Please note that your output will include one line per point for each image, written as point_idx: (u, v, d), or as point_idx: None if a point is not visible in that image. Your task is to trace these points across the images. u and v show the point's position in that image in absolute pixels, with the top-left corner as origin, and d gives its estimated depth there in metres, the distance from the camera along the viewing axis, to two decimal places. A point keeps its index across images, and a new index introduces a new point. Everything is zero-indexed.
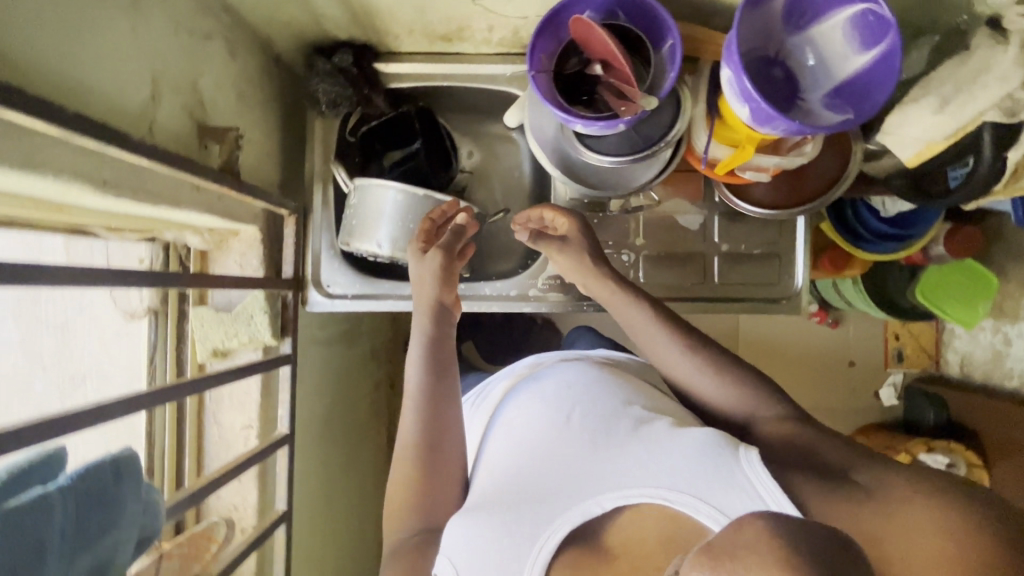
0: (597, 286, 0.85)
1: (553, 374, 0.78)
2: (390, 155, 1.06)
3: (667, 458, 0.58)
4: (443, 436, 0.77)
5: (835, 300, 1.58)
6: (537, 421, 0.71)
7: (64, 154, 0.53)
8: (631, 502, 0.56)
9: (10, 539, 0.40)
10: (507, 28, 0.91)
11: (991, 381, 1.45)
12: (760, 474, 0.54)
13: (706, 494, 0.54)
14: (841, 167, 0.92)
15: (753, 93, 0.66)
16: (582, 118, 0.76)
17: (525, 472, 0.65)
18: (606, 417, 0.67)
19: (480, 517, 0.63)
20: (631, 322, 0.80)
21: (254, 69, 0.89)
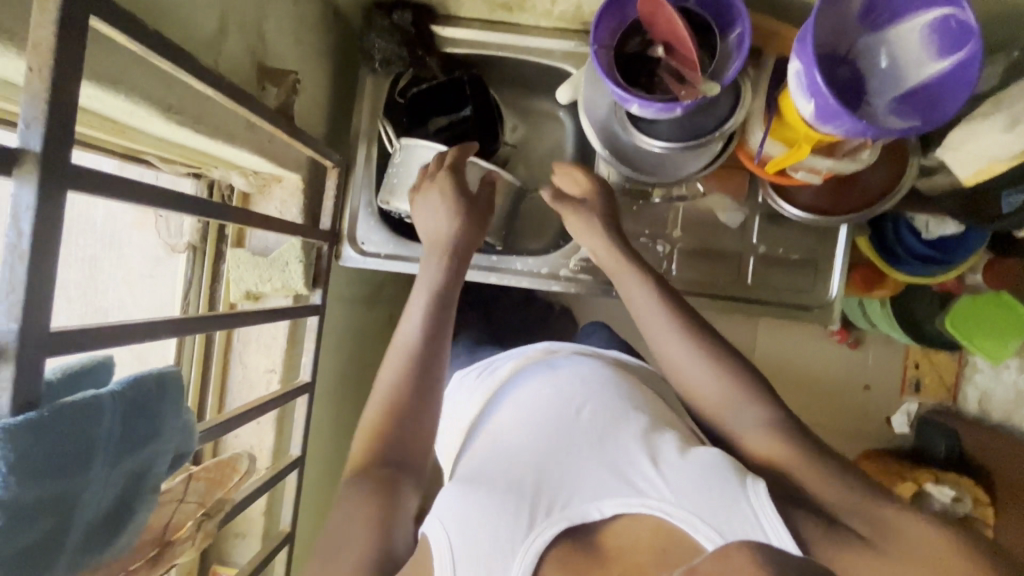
0: (614, 266, 0.82)
1: (567, 364, 0.76)
2: (438, 119, 1.04)
3: (677, 475, 0.57)
4: (437, 389, 0.70)
5: (860, 319, 1.57)
6: (547, 405, 0.68)
7: (137, 72, 0.53)
8: (631, 510, 0.56)
9: (66, 433, 0.39)
10: (570, 2, 0.90)
11: (1009, 421, 1.43)
12: (765, 510, 0.53)
13: (708, 516, 0.53)
14: (893, 180, 0.90)
15: (823, 88, 0.64)
16: (640, 98, 0.75)
17: (526, 455, 0.62)
18: (615, 418, 0.66)
19: (476, 487, 0.59)
20: (640, 308, 0.77)
21: (313, 17, 0.89)
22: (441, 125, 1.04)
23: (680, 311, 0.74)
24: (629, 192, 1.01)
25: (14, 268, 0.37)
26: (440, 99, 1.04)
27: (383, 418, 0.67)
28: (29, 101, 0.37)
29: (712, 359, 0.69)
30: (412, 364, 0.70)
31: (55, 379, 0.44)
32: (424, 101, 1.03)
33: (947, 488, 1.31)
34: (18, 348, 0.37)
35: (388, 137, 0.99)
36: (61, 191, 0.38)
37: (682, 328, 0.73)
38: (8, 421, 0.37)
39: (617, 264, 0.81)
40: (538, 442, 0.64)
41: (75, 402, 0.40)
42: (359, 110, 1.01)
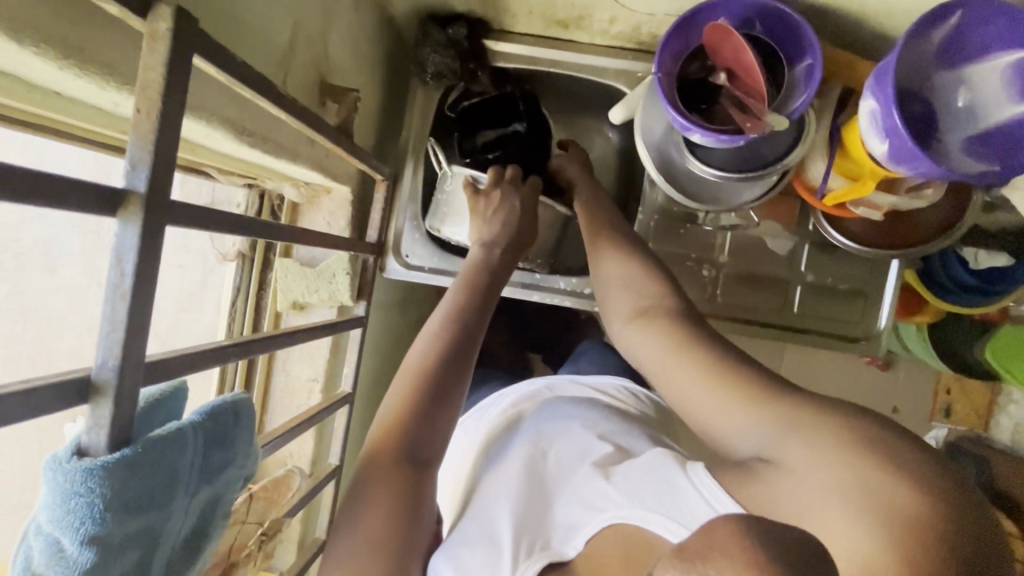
0: (601, 254, 0.73)
1: (540, 412, 0.77)
2: (483, 134, 1.01)
3: (628, 482, 0.56)
4: (447, 398, 0.66)
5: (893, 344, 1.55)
6: (516, 451, 0.70)
7: (214, 97, 0.53)
8: (592, 531, 0.55)
9: (153, 466, 0.40)
10: (629, 23, 0.89)
11: None
12: (711, 489, 0.50)
13: (656, 506, 0.51)
14: (951, 216, 0.87)
15: (900, 129, 0.63)
16: (702, 127, 0.74)
17: (502, 501, 0.64)
18: (582, 453, 0.66)
19: (467, 541, 0.61)
20: (606, 276, 0.71)
21: (369, 30, 0.89)
22: (489, 139, 1.00)
23: (650, 279, 0.68)
24: (679, 216, 0.99)
25: (116, 306, 0.37)
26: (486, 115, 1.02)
27: (390, 435, 0.61)
28: (135, 143, 0.37)
29: (674, 325, 0.61)
30: (429, 381, 0.65)
31: (139, 409, 0.43)
32: (469, 118, 1.02)
33: None
34: (117, 384, 0.38)
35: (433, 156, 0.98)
36: (160, 227, 0.39)
37: (646, 296, 0.66)
38: (105, 458, 0.37)
39: (608, 263, 0.72)
40: (509, 484, 0.65)
41: (162, 435, 0.41)
42: (408, 123, 1.01)
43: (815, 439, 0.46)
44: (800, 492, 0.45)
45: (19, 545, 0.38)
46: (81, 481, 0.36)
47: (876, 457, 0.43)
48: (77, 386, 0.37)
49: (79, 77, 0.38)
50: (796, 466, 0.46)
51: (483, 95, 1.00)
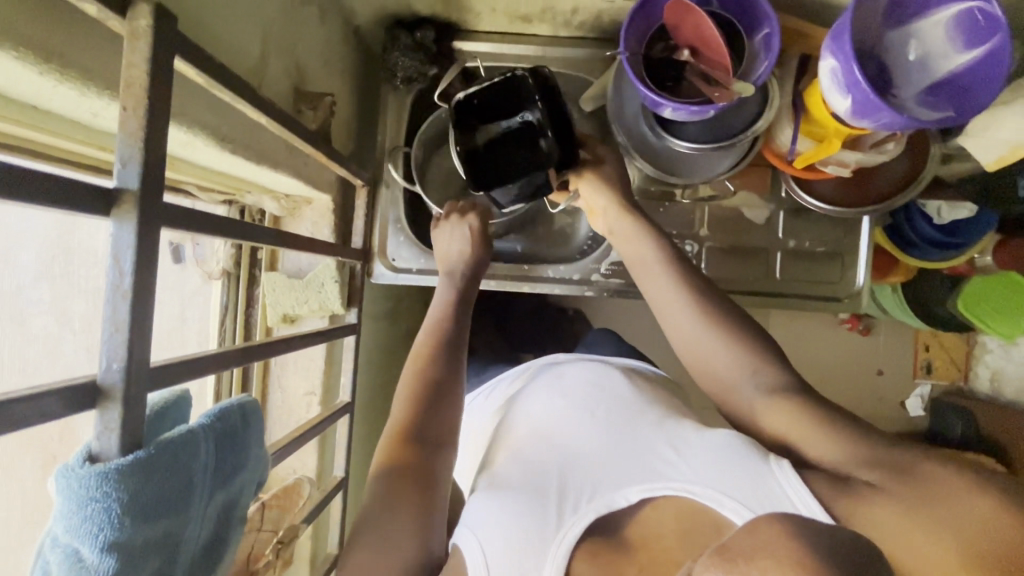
0: (638, 254, 0.76)
1: (573, 369, 0.77)
2: (489, 128, 0.87)
3: (695, 455, 0.58)
4: (443, 400, 0.69)
5: (872, 307, 1.60)
6: (561, 409, 0.70)
7: (194, 104, 0.53)
8: (654, 495, 0.56)
9: (167, 470, 0.39)
10: (590, 11, 0.92)
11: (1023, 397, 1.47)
12: (794, 484, 0.52)
13: (732, 489, 0.53)
14: (914, 171, 0.92)
15: (860, 83, 0.67)
16: (673, 101, 0.76)
17: (549, 456, 0.64)
18: (630, 414, 0.66)
19: (501, 494, 0.61)
20: (664, 308, 0.71)
21: (336, 39, 0.90)
22: (489, 138, 0.86)
23: (728, 316, 0.67)
24: (658, 195, 1.02)
25: (117, 307, 0.37)
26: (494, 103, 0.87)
27: (404, 431, 0.65)
28: (124, 141, 0.37)
29: (783, 397, 0.60)
30: (427, 379, 0.70)
31: (147, 418, 0.43)
32: (477, 109, 0.86)
33: None
34: (125, 388, 0.37)
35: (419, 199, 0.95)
36: (155, 229, 0.39)
37: (743, 363, 0.64)
38: (119, 461, 0.36)
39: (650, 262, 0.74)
40: (558, 443, 0.65)
41: (172, 438, 0.40)
42: (383, 128, 1.02)
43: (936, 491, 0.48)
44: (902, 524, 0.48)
45: (38, 560, 0.38)
46: (96, 487, 0.35)
47: (982, 499, 0.47)
48: (84, 391, 0.36)
49: (59, 82, 0.38)
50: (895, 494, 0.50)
51: (486, 82, 0.83)
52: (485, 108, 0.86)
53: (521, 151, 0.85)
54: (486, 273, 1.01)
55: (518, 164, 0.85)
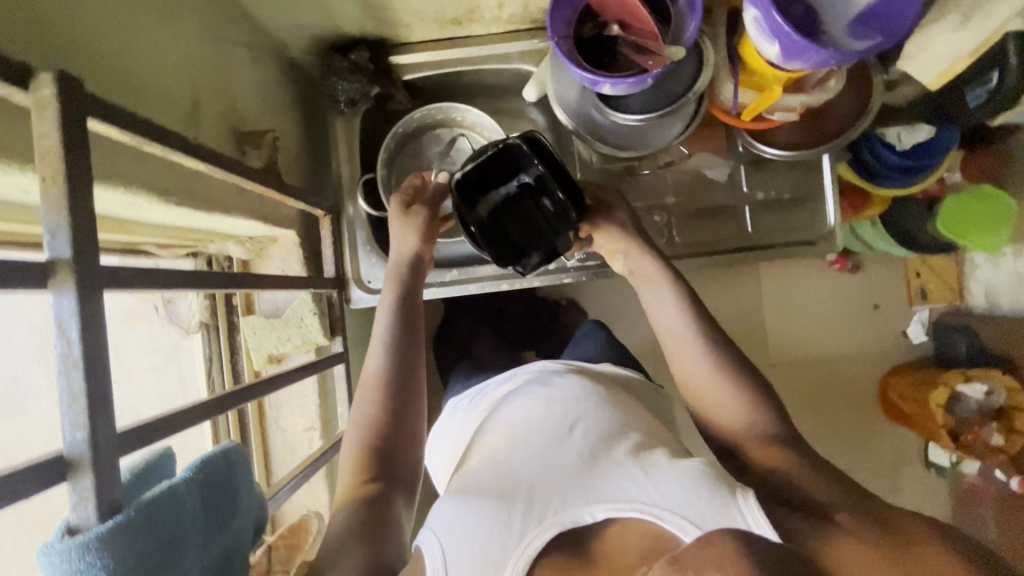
0: (649, 293, 0.80)
1: (556, 379, 0.77)
2: (489, 198, 0.87)
3: (663, 479, 0.59)
4: (403, 422, 0.74)
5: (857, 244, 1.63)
6: (538, 419, 0.70)
7: (129, 163, 0.53)
8: (621, 516, 0.58)
9: (153, 528, 0.39)
10: (517, 3, 0.92)
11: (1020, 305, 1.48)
12: (758, 521, 0.54)
13: (694, 518, 0.55)
14: (863, 104, 0.92)
15: (783, 27, 0.67)
16: (610, 77, 0.77)
17: (520, 464, 0.65)
18: (606, 435, 0.67)
19: (466, 502, 0.63)
20: (679, 353, 0.75)
21: (272, 75, 0.90)
22: (492, 209, 0.86)
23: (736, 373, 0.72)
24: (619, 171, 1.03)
25: (70, 377, 0.37)
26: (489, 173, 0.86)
27: (365, 458, 0.71)
28: (49, 211, 0.37)
29: (768, 445, 0.66)
30: (387, 400, 0.75)
31: (127, 480, 0.43)
32: (470, 182, 0.85)
33: (976, 385, 1.43)
34: (92, 456, 0.37)
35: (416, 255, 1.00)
36: (98, 296, 0.39)
37: (749, 412, 0.69)
38: (98, 529, 0.36)
39: (669, 310, 0.78)
40: (530, 450, 0.66)
41: (155, 497, 0.40)
42: (335, 155, 1.02)
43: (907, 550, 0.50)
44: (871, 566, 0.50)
45: None
46: (79, 559, 0.35)
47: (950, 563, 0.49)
48: (54, 466, 0.36)
49: None
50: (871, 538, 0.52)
51: (478, 153, 0.83)
52: (483, 175, 0.85)
53: (530, 216, 0.86)
54: (464, 279, 1.02)
55: (534, 230, 0.86)
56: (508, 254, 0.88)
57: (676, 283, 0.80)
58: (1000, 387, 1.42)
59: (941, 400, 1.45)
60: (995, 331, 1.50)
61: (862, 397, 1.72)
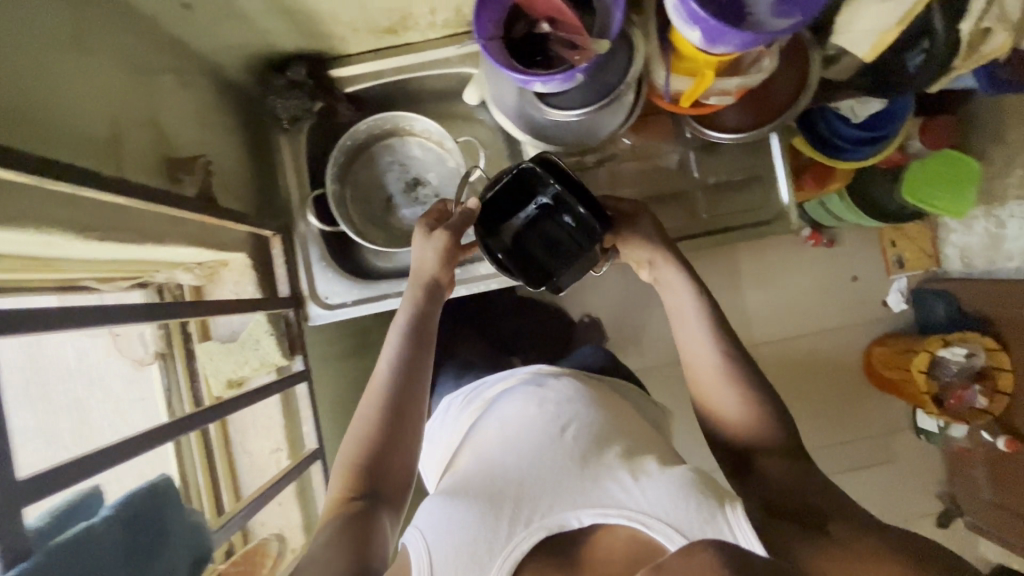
0: (672, 299, 0.84)
1: (550, 382, 0.80)
2: (510, 225, 0.88)
3: (653, 487, 0.63)
4: (402, 432, 0.76)
5: (828, 219, 1.63)
6: (533, 424, 0.73)
7: (35, 203, 0.54)
8: (609, 520, 0.62)
9: (76, 559, 0.48)
10: (449, 7, 0.92)
11: (993, 267, 1.52)
12: (744, 532, 0.59)
13: (681, 528, 0.59)
14: (802, 81, 0.93)
15: (700, 13, 0.67)
16: (540, 75, 0.76)
17: (512, 467, 0.68)
18: (598, 441, 0.70)
19: (454, 502, 0.66)
20: (695, 362, 0.79)
21: (209, 100, 0.90)
22: (515, 234, 0.87)
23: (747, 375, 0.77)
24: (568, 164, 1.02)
25: None
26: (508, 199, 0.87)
27: (360, 466, 0.73)
28: None
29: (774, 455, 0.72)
30: (384, 409, 0.76)
31: (51, 523, 0.53)
32: (491, 209, 0.87)
33: (956, 348, 1.43)
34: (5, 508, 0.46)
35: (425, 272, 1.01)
36: None
37: (750, 421, 0.74)
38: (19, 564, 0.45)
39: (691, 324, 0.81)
40: (523, 454, 0.69)
41: (62, 542, 0.48)
42: (282, 173, 1.01)
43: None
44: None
45: None
46: None
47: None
48: None
49: None
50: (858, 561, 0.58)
51: (495, 180, 0.85)
52: (504, 200, 0.87)
53: (553, 235, 0.86)
54: None
55: (561, 248, 0.86)
56: (538, 275, 0.87)
57: (700, 294, 0.82)
58: (980, 348, 1.43)
59: (922, 365, 1.46)
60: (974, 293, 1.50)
61: (846, 370, 1.73)
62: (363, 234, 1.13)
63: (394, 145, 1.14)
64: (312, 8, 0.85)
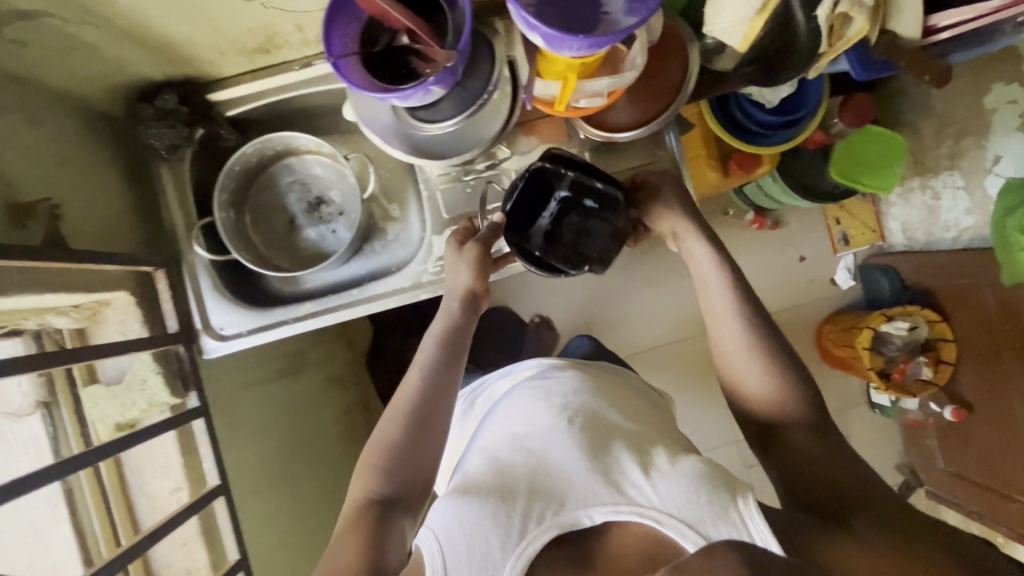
0: (697, 265, 0.88)
1: (561, 387, 0.88)
2: (537, 226, 0.89)
3: (666, 486, 0.70)
4: (425, 438, 0.81)
5: (767, 202, 1.56)
6: (545, 426, 0.81)
7: None
8: (620, 518, 0.69)
9: None
10: (316, 24, 0.90)
11: (933, 239, 1.47)
12: (755, 522, 0.65)
13: (695, 523, 0.66)
14: (683, 75, 0.91)
15: (531, 21, 0.68)
16: (397, 91, 0.74)
17: (523, 467, 0.76)
18: (609, 439, 0.78)
19: (464, 502, 0.72)
20: (720, 332, 0.84)
21: (73, 136, 0.86)
22: (546, 232, 0.89)
23: (776, 346, 0.81)
24: (459, 172, 1.00)
25: None
26: (527, 203, 0.90)
27: (379, 470, 0.79)
28: None
29: (793, 420, 0.78)
30: (413, 415, 0.82)
31: None
32: (515, 216, 0.90)
33: (898, 323, 1.41)
34: None
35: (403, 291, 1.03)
36: None
37: (774, 390, 0.80)
38: None
39: (716, 295, 0.85)
40: (533, 453, 0.77)
41: None
42: (166, 204, 0.99)
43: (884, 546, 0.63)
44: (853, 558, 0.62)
45: None
46: None
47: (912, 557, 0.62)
48: None
49: None
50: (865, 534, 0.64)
51: (512, 190, 0.89)
52: (526, 204, 0.89)
53: (585, 220, 0.88)
54: (321, 311, 1.01)
55: (597, 230, 0.89)
56: (579, 262, 0.89)
57: (728, 268, 0.86)
58: (922, 321, 1.41)
59: (865, 342, 1.45)
60: (911, 265, 1.49)
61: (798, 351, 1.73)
62: (265, 258, 1.09)
63: (292, 164, 1.10)
64: (164, 35, 0.82)
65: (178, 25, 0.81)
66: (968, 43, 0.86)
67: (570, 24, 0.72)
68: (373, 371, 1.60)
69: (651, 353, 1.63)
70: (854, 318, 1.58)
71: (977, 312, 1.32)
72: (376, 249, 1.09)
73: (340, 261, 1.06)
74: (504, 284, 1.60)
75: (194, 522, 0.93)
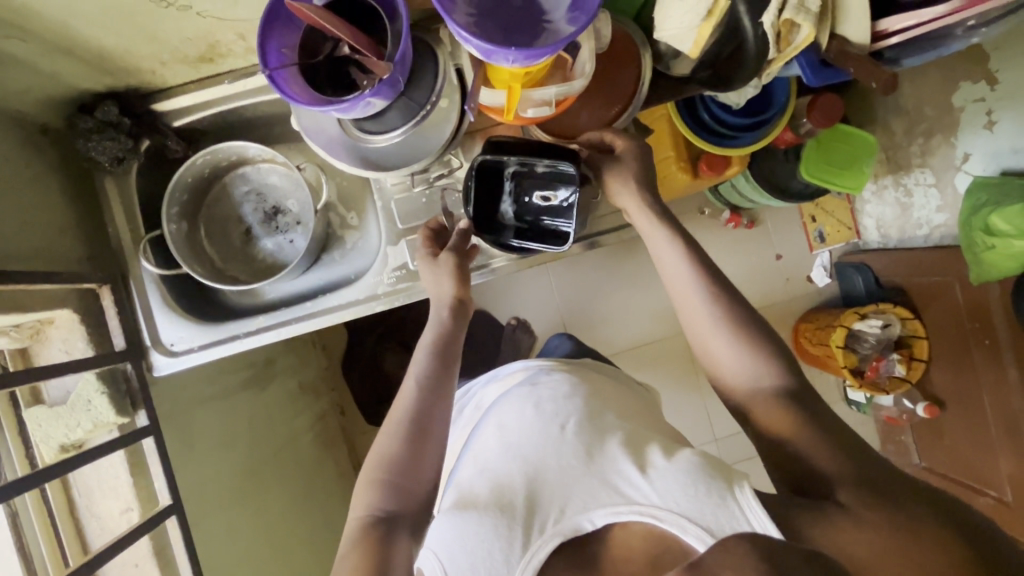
0: (662, 253, 0.85)
1: (551, 389, 0.87)
2: (502, 213, 0.94)
3: (664, 482, 0.67)
4: (422, 445, 0.79)
5: (739, 201, 1.53)
6: (533, 430, 0.80)
7: None
8: (621, 518, 0.67)
9: None
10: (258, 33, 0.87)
11: (905, 236, 1.46)
12: (756, 513, 0.62)
13: (697, 517, 0.63)
14: (635, 83, 0.90)
15: (463, 31, 0.66)
16: (336, 103, 0.71)
17: (519, 476, 0.75)
18: (602, 440, 0.76)
19: (465, 517, 0.72)
20: (678, 294, 0.83)
21: (8, 150, 0.84)
22: (510, 214, 0.93)
23: (755, 330, 0.78)
24: (412, 182, 0.99)
25: None
26: (487, 196, 0.93)
27: (375, 488, 0.76)
28: None
29: (777, 405, 0.73)
30: (407, 427, 0.80)
31: None
32: (480, 215, 0.93)
33: (872, 321, 1.39)
34: None
35: (360, 303, 1.00)
36: None
37: (751, 372, 0.76)
38: None
39: (673, 261, 0.83)
40: (527, 460, 0.76)
41: None
42: (111, 219, 0.97)
43: (878, 523, 0.62)
44: (857, 543, 0.61)
45: None
46: None
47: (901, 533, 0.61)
48: None
49: None
50: (859, 515, 0.63)
51: (467, 191, 0.91)
52: (484, 198, 0.93)
53: (544, 194, 0.91)
54: (275, 325, 0.99)
55: (558, 199, 0.90)
56: (550, 232, 0.92)
57: (691, 251, 0.83)
58: (895, 318, 1.40)
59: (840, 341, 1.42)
60: (885, 262, 1.48)
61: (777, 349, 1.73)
62: (221, 270, 1.07)
63: (246, 173, 1.08)
64: (97, 47, 0.80)
65: (111, 35, 0.78)
66: (919, 47, 0.85)
67: (509, 37, 0.70)
68: (345, 377, 1.57)
69: (627, 354, 1.62)
70: (823, 317, 1.55)
71: (949, 309, 1.31)
72: (333, 260, 1.07)
73: (296, 273, 1.04)
74: (477, 286, 1.57)
75: (144, 543, 0.91)
